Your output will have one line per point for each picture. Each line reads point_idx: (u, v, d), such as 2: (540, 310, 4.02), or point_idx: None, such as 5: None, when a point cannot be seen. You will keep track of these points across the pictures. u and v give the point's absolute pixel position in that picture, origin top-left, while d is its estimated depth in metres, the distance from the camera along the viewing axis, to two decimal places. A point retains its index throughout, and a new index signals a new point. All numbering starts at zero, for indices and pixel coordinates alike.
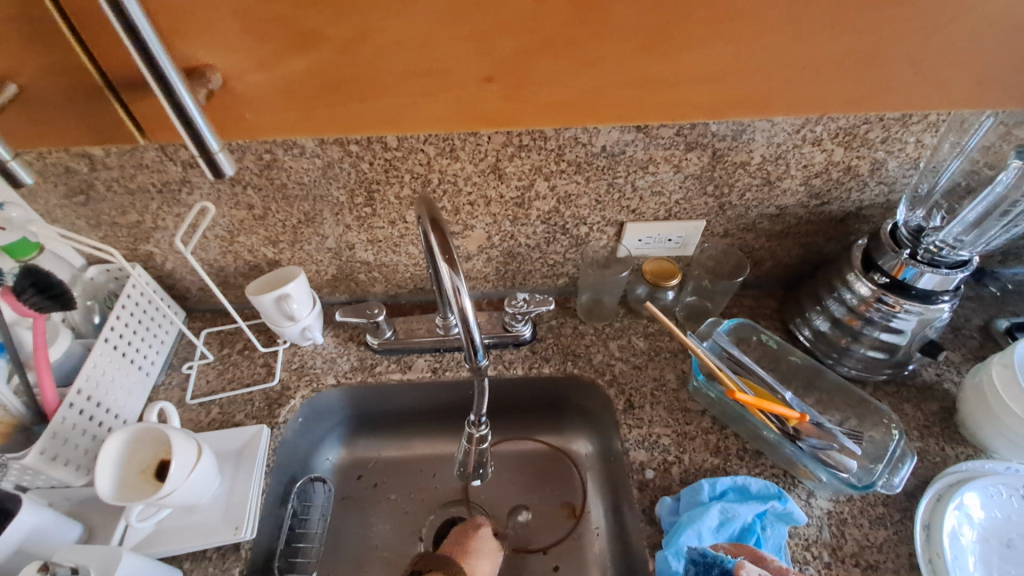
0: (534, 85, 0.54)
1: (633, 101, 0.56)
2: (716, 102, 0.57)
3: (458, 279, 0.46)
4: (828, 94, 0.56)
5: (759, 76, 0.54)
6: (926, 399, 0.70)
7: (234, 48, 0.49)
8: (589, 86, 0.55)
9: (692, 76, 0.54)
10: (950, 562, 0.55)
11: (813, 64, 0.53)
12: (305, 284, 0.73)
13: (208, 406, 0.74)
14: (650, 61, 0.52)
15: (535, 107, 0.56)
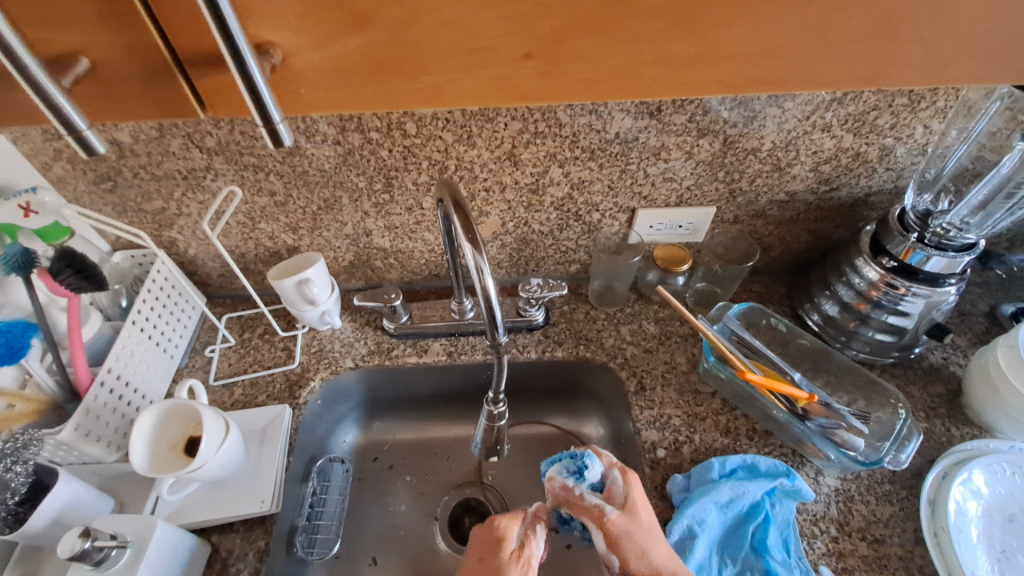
0: (570, 60, 0.50)
1: (682, 72, 0.52)
2: (771, 76, 0.52)
3: (481, 260, 0.47)
4: (886, 77, 0.53)
5: (807, 62, 0.51)
6: (932, 381, 0.72)
7: (292, 28, 0.46)
8: (631, 66, 0.51)
9: (747, 49, 0.50)
10: (954, 533, 0.57)
11: (868, 49, 0.50)
12: (324, 269, 0.75)
13: (231, 388, 0.76)
14: (699, 37, 0.49)
15: (576, 85, 0.53)
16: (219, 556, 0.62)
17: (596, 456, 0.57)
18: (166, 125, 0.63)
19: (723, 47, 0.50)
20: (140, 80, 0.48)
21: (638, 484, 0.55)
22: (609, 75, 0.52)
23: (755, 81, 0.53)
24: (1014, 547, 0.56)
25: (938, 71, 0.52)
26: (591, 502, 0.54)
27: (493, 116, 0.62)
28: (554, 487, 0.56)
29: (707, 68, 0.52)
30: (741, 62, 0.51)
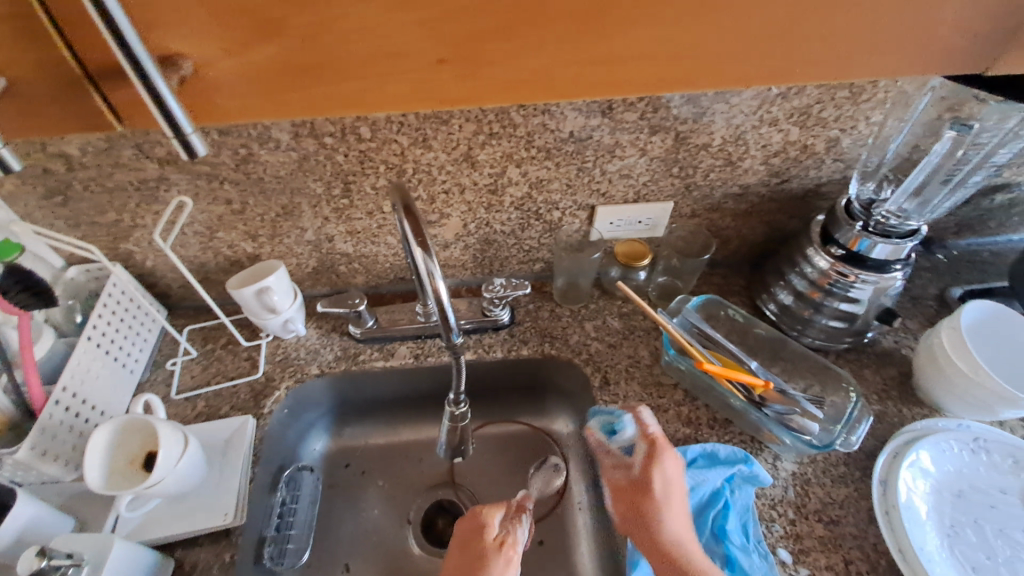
0: (514, 58, 0.46)
1: (620, 66, 0.47)
2: (719, 67, 0.48)
3: (432, 264, 0.47)
4: (845, 71, 0.49)
5: (755, 52, 0.46)
6: (884, 364, 0.74)
7: (195, 30, 0.41)
8: (563, 61, 0.46)
9: (688, 39, 0.45)
10: (904, 511, 0.58)
11: (820, 41, 0.46)
12: (285, 276, 0.74)
13: (194, 400, 0.75)
14: (633, 27, 0.44)
15: (505, 83, 0.47)
16: (183, 571, 0.61)
17: (633, 422, 0.64)
18: (114, 137, 0.62)
19: (660, 39, 0.45)
20: (64, 105, 0.46)
21: (670, 453, 0.61)
22: (542, 71, 0.47)
23: (699, 76, 0.48)
24: (962, 521, 0.59)
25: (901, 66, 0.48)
26: (619, 455, 0.65)
27: (446, 118, 0.62)
28: (590, 437, 0.67)
29: (647, 61, 0.47)
30: (685, 56, 0.47)
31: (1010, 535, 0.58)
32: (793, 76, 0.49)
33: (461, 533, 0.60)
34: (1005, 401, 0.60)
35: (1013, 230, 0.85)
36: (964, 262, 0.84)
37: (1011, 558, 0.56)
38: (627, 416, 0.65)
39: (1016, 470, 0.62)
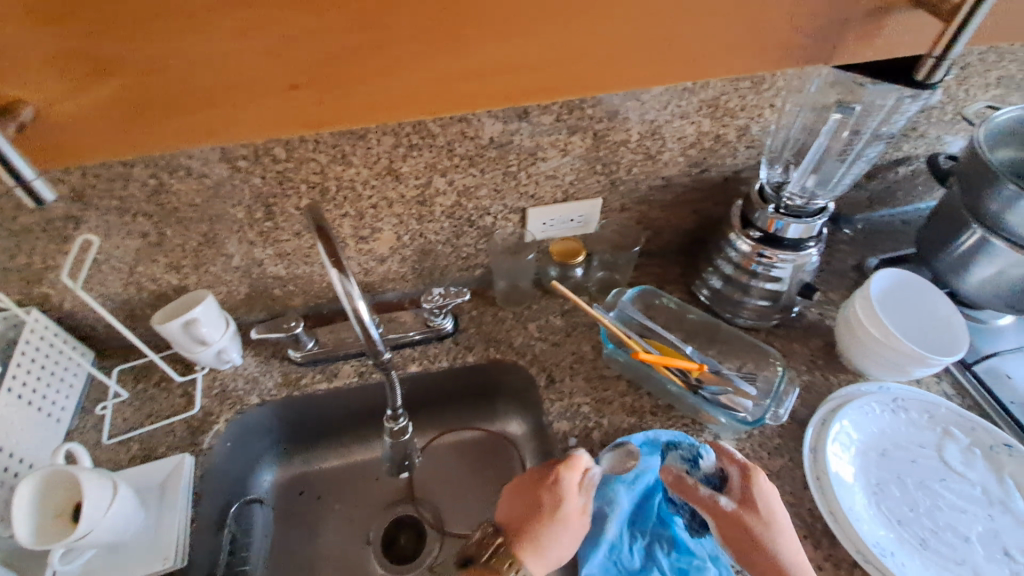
0: (360, 87, 0.53)
1: (483, 78, 0.55)
2: (572, 73, 0.57)
3: (350, 284, 0.46)
4: (675, 72, 0.59)
5: (595, 53, 0.55)
6: (811, 337, 0.78)
7: (44, 79, 0.46)
8: (417, 78, 0.53)
9: (529, 46, 0.53)
10: (833, 475, 0.62)
11: (649, 40, 0.55)
12: (214, 306, 0.72)
13: (128, 444, 0.72)
14: (485, 39, 0.52)
15: (373, 102, 0.54)
16: None
17: (712, 448, 0.59)
18: None
19: (509, 47, 0.53)
20: None
21: (762, 482, 0.56)
22: (403, 86, 0.54)
23: (563, 78, 0.57)
24: (887, 478, 0.62)
25: (730, 63, 0.59)
26: (704, 492, 0.55)
27: (363, 132, 0.61)
28: (668, 474, 0.57)
29: (508, 71, 0.55)
30: (531, 63, 0.55)
31: (929, 486, 0.62)
32: (632, 77, 0.58)
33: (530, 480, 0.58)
34: (916, 361, 0.64)
35: (920, 199, 0.91)
36: (877, 234, 0.90)
37: (931, 507, 0.60)
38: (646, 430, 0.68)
39: (932, 424, 0.66)
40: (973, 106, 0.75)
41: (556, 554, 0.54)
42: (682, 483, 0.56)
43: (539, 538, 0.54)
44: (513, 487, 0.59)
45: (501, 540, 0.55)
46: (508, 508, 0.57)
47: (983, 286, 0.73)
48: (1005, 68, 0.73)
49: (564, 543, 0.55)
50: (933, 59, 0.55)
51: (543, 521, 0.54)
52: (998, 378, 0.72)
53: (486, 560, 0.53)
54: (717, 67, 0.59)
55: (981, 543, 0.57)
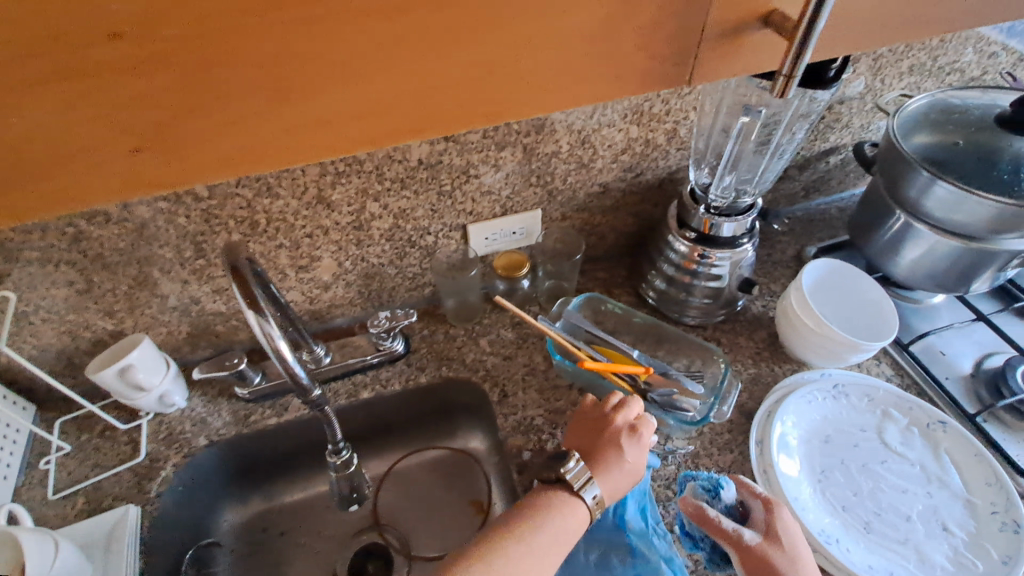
0: (265, 109, 0.27)
1: (299, 109, 0.28)
2: (446, 101, 0.30)
3: (269, 325, 0.45)
4: (623, 89, 0.33)
5: (486, 65, 0.29)
6: (756, 329, 0.79)
7: None
8: (244, 116, 0.27)
9: (390, 48, 0.27)
10: (778, 466, 0.63)
11: (566, 53, 0.29)
12: (152, 350, 0.70)
13: (73, 498, 0.69)
14: (274, 47, 0.25)
15: (197, 152, 0.28)
16: None
17: (730, 479, 0.58)
18: None
19: (331, 64, 0.27)
20: None
21: (785, 517, 0.55)
22: (205, 129, 0.27)
23: (426, 116, 0.30)
24: (831, 464, 0.64)
25: (656, 76, 0.32)
26: (728, 526, 0.53)
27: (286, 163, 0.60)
28: (688, 506, 0.54)
29: (332, 93, 0.28)
30: (400, 78, 0.28)
31: (871, 469, 0.63)
32: (550, 99, 0.31)
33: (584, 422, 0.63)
34: (850, 348, 0.66)
35: (852, 185, 0.96)
36: (814, 221, 0.93)
37: (873, 490, 0.62)
38: None
39: (872, 407, 0.68)
40: (887, 95, 0.79)
41: (622, 482, 0.58)
42: (704, 518, 0.53)
43: (605, 466, 0.57)
44: (580, 427, 0.63)
45: (582, 463, 0.58)
46: (584, 441, 0.61)
47: (913, 269, 0.75)
48: (914, 56, 0.77)
49: (631, 475, 0.58)
50: (781, 76, 0.33)
51: (612, 453, 0.58)
52: (932, 356, 0.75)
53: (569, 480, 0.57)
54: (650, 67, 0.32)
55: (921, 521, 0.59)
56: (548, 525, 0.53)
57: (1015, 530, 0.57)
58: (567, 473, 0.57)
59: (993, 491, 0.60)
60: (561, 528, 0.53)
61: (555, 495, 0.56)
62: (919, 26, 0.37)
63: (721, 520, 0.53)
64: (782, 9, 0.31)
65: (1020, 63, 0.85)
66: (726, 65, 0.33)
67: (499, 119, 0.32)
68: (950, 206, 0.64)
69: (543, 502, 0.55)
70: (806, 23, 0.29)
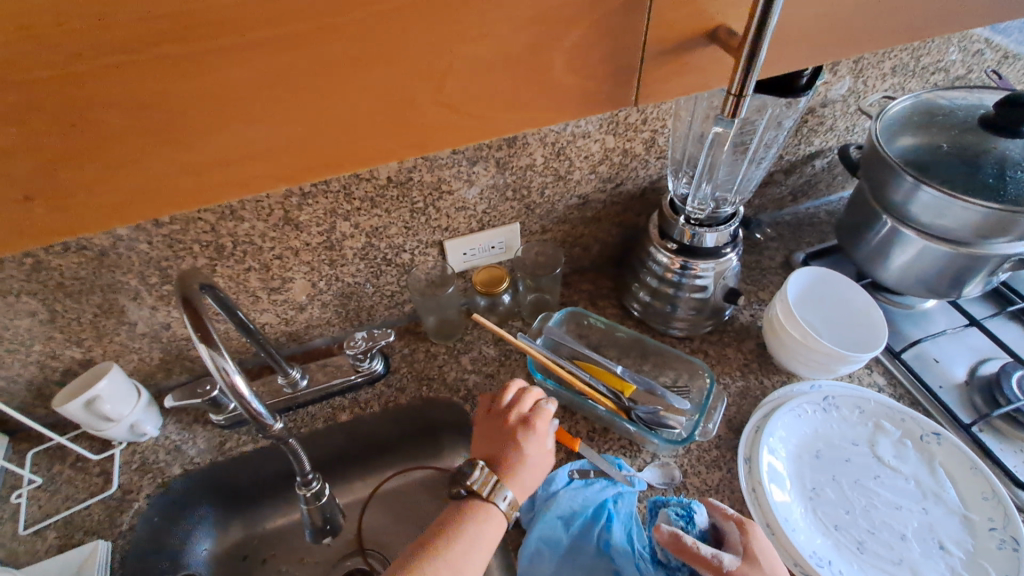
0: (167, 145, 0.25)
1: (199, 149, 0.26)
2: (363, 133, 0.28)
3: (223, 359, 0.43)
4: (573, 106, 0.31)
5: (401, 97, 0.27)
6: (743, 339, 0.77)
7: None
8: (139, 159, 0.25)
9: (291, 81, 0.25)
10: (768, 485, 0.60)
11: (487, 79, 0.28)
12: (119, 380, 0.68)
13: (43, 532, 0.66)
14: (157, 85, 0.23)
15: (92, 197, 0.26)
16: None
17: (703, 502, 0.57)
18: None
19: (227, 103, 0.25)
20: None
21: (759, 534, 0.54)
22: (95, 176, 0.25)
23: (342, 150, 0.28)
24: (822, 480, 0.62)
25: (597, 99, 0.31)
26: (706, 552, 0.52)
27: None
28: (663, 535, 0.53)
29: (234, 130, 0.26)
30: (305, 112, 0.26)
31: (864, 485, 0.61)
32: (478, 128, 0.30)
33: (494, 416, 0.64)
34: (839, 359, 0.64)
35: (840, 187, 0.94)
36: (802, 226, 0.91)
37: (866, 507, 0.60)
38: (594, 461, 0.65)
39: (864, 419, 0.66)
40: (870, 96, 0.77)
41: (534, 477, 0.60)
42: (682, 548, 0.52)
43: (516, 469, 0.59)
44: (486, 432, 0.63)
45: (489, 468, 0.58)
46: (489, 438, 0.62)
47: (903, 274, 0.73)
48: (896, 57, 0.76)
49: (540, 466, 0.61)
50: (729, 95, 0.33)
51: (525, 452, 0.59)
52: (925, 363, 0.72)
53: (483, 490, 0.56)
54: (591, 95, 0.31)
55: (916, 539, 0.57)
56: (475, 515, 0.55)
57: (1015, 548, 0.54)
58: (473, 485, 0.56)
59: (991, 506, 0.58)
60: (483, 513, 0.55)
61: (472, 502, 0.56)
62: (875, 38, 0.36)
63: (697, 547, 0.52)
64: (727, 26, 0.30)
65: (1006, 61, 0.83)
66: (675, 83, 0.32)
67: (425, 149, 0.30)
68: (937, 210, 0.62)
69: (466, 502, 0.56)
70: (750, 42, 0.28)
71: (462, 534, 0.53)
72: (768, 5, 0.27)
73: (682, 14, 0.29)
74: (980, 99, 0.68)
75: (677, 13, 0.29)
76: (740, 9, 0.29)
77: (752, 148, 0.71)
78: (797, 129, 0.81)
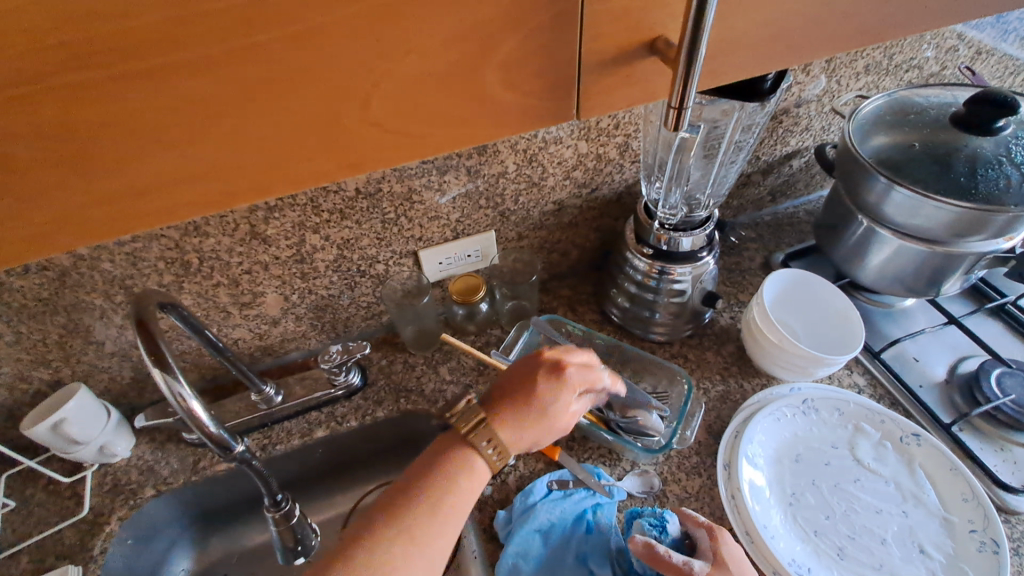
0: (84, 174, 0.24)
1: (116, 179, 0.25)
2: (294, 155, 0.27)
3: (179, 384, 0.42)
4: (513, 121, 0.31)
5: (328, 117, 0.26)
6: (724, 342, 0.77)
7: None
8: (51, 192, 0.24)
9: (208, 105, 0.24)
10: (747, 494, 0.60)
11: (419, 97, 0.27)
12: (88, 401, 0.66)
13: (11, 560, 0.64)
14: (62, 117, 0.22)
15: (2, 232, 0.25)
16: None
17: (674, 512, 0.57)
18: None
19: (144, 130, 0.24)
20: None
21: (729, 542, 0.53)
22: (3, 211, 0.24)
23: (270, 174, 0.28)
24: (802, 485, 0.61)
25: (537, 112, 0.31)
26: (677, 558, 0.51)
27: None
28: (637, 546, 0.52)
29: (149, 159, 0.25)
30: (227, 136, 0.25)
31: (844, 489, 0.61)
32: (413, 147, 0.29)
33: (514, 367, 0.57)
34: (815, 362, 0.63)
35: (819, 186, 0.94)
36: (782, 226, 0.91)
37: (846, 511, 0.59)
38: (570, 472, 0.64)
39: (843, 421, 0.66)
40: (844, 96, 0.77)
41: (532, 431, 0.52)
42: (654, 555, 0.51)
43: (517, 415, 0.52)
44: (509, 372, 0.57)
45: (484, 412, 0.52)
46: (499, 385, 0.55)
47: (880, 273, 0.72)
48: (869, 56, 0.76)
49: (546, 428, 0.53)
50: (670, 108, 0.32)
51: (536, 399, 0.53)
52: (905, 363, 0.72)
53: (465, 431, 0.51)
54: (532, 109, 0.30)
55: (896, 544, 0.56)
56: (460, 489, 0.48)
57: (995, 550, 0.54)
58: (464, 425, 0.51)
59: (970, 507, 0.57)
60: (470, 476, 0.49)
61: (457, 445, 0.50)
62: (826, 43, 0.35)
63: (670, 554, 0.51)
64: (667, 36, 0.30)
65: (980, 57, 0.83)
66: (617, 94, 0.32)
67: (360, 169, 0.30)
68: (910, 210, 0.62)
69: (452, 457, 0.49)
70: (686, 51, 0.28)
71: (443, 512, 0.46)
72: (701, 15, 0.27)
73: (618, 26, 0.28)
74: (953, 97, 0.68)
75: (612, 26, 0.28)
76: (678, 18, 0.29)
77: (725, 151, 0.71)
78: (773, 130, 0.80)
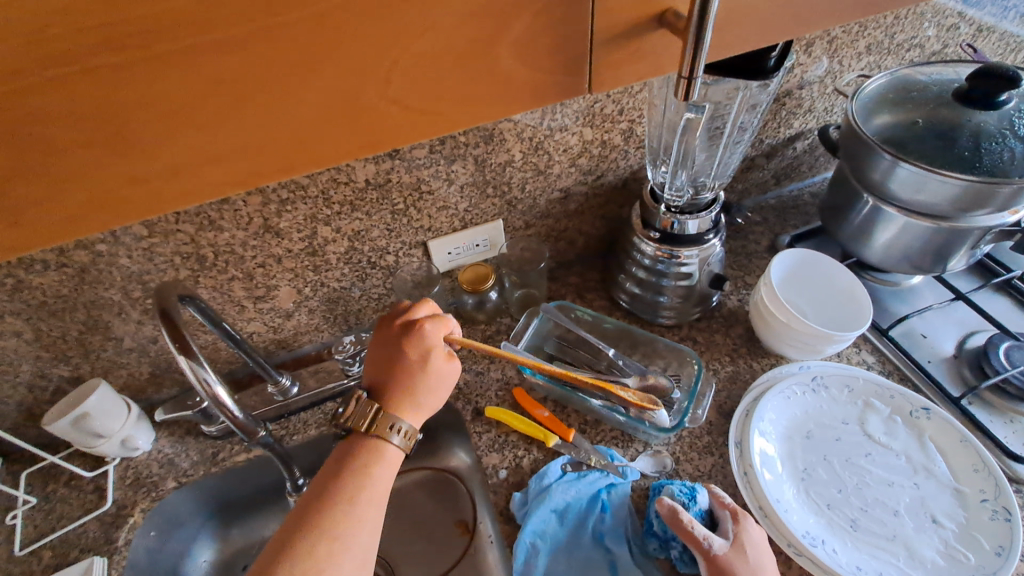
0: (117, 153, 0.25)
1: (148, 159, 0.26)
2: (316, 134, 0.28)
3: (203, 370, 0.44)
4: (525, 96, 0.31)
5: (350, 95, 0.27)
6: (732, 324, 0.77)
7: None
8: (86, 172, 0.25)
9: (238, 87, 0.25)
10: (759, 468, 0.60)
11: (436, 74, 0.28)
12: (107, 397, 0.68)
13: (39, 553, 0.66)
14: (99, 97, 0.23)
15: (41, 212, 0.26)
16: None
17: (704, 487, 0.57)
18: None
19: (176, 110, 0.25)
20: None
21: (752, 525, 0.54)
22: (41, 190, 0.25)
23: (292, 154, 0.29)
24: (813, 461, 0.62)
25: (550, 87, 0.32)
26: (699, 531, 0.52)
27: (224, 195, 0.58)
28: (663, 506, 0.54)
29: (178, 140, 0.26)
30: (252, 115, 0.26)
31: (856, 463, 0.61)
32: (429, 126, 0.30)
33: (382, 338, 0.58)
34: (824, 338, 0.64)
35: (823, 168, 0.94)
36: (787, 210, 0.91)
37: (858, 485, 0.60)
38: (585, 454, 0.65)
39: (853, 398, 0.66)
40: (846, 76, 0.77)
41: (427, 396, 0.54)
42: (677, 523, 0.53)
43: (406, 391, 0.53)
44: (376, 347, 0.57)
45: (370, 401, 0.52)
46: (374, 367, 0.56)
47: (887, 251, 0.73)
48: (870, 36, 0.76)
49: (436, 386, 0.54)
50: (680, 78, 0.32)
51: (410, 363, 0.54)
52: (914, 340, 0.72)
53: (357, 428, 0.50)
54: (544, 86, 0.31)
55: (909, 515, 0.57)
56: (358, 494, 0.47)
57: (1007, 518, 0.55)
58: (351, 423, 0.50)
59: (981, 478, 0.58)
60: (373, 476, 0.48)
61: (355, 445, 0.50)
62: (834, 11, 0.36)
63: (695, 527, 0.52)
64: (674, 8, 0.30)
65: (981, 34, 0.83)
66: (627, 69, 0.33)
67: (376, 149, 0.30)
68: (914, 185, 0.62)
69: (352, 461, 0.49)
70: (695, 21, 0.29)
71: (339, 527, 0.45)
72: None
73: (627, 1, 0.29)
74: (955, 73, 0.68)
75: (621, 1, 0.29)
76: None
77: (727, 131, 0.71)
78: (775, 112, 0.81)
